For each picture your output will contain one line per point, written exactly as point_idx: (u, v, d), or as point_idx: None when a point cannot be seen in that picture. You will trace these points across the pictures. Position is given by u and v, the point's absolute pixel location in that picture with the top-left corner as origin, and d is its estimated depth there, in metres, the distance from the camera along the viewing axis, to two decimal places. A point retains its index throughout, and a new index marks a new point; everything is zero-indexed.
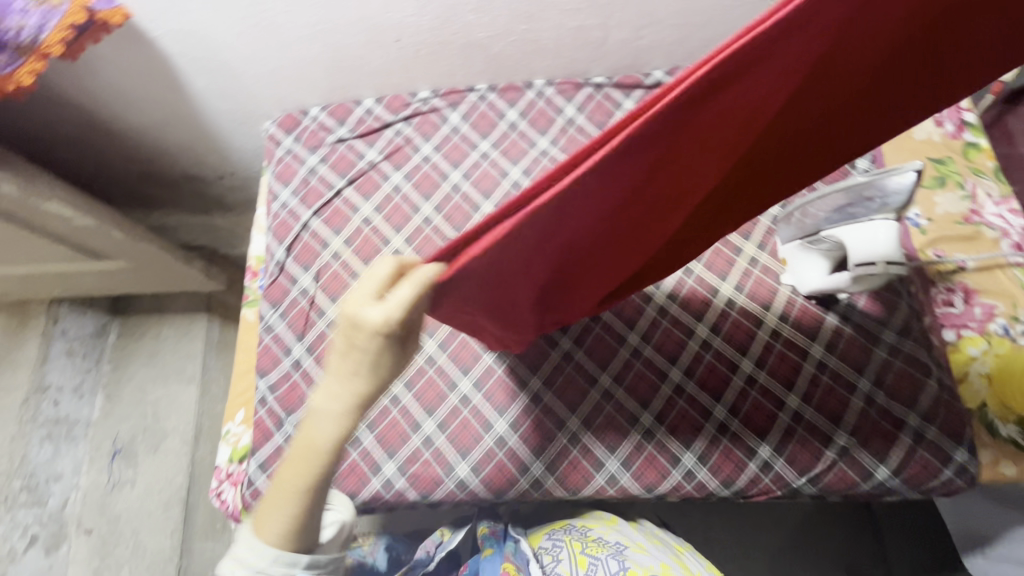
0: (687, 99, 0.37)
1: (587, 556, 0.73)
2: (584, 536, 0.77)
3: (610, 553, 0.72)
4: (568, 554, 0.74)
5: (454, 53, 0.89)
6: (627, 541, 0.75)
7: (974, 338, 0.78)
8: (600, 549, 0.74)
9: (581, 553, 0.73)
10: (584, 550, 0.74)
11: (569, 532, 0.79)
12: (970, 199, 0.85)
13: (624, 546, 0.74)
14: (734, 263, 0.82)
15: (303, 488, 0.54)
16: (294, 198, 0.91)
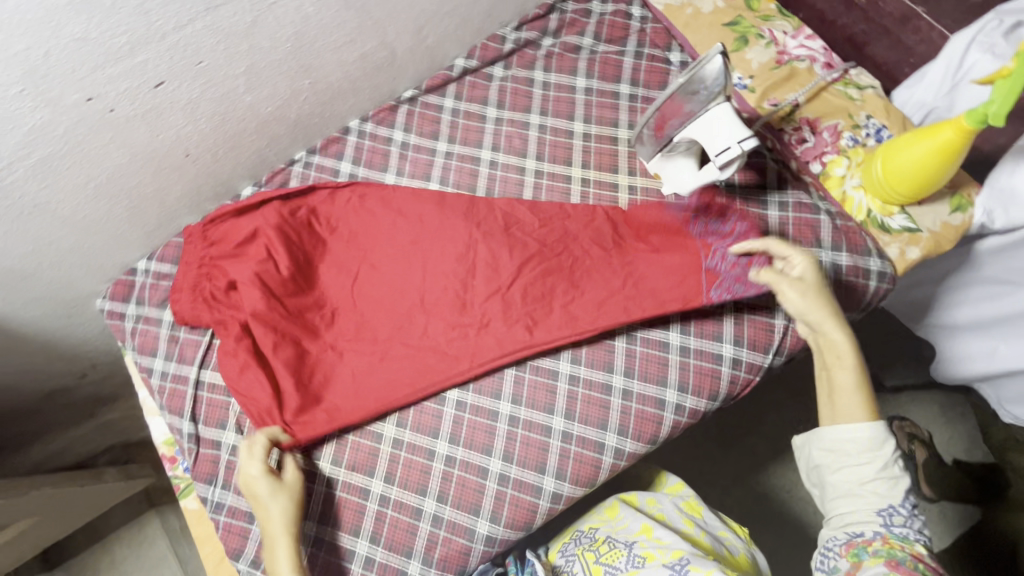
0: (413, 370, 0.77)
1: (603, 565, 0.76)
2: (594, 542, 0.80)
3: (626, 556, 0.75)
4: (582, 566, 0.78)
5: (252, 138, 0.81)
6: (636, 534, 0.77)
7: (836, 160, 0.84)
8: (616, 555, 0.76)
9: (595, 563, 0.77)
10: (598, 558, 0.77)
11: (579, 541, 0.82)
12: (773, 44, 0.91)
13: (633, 539, 0.76)
14: (617, 200, 0.84)
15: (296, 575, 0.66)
16: (171, 361, 0.82)
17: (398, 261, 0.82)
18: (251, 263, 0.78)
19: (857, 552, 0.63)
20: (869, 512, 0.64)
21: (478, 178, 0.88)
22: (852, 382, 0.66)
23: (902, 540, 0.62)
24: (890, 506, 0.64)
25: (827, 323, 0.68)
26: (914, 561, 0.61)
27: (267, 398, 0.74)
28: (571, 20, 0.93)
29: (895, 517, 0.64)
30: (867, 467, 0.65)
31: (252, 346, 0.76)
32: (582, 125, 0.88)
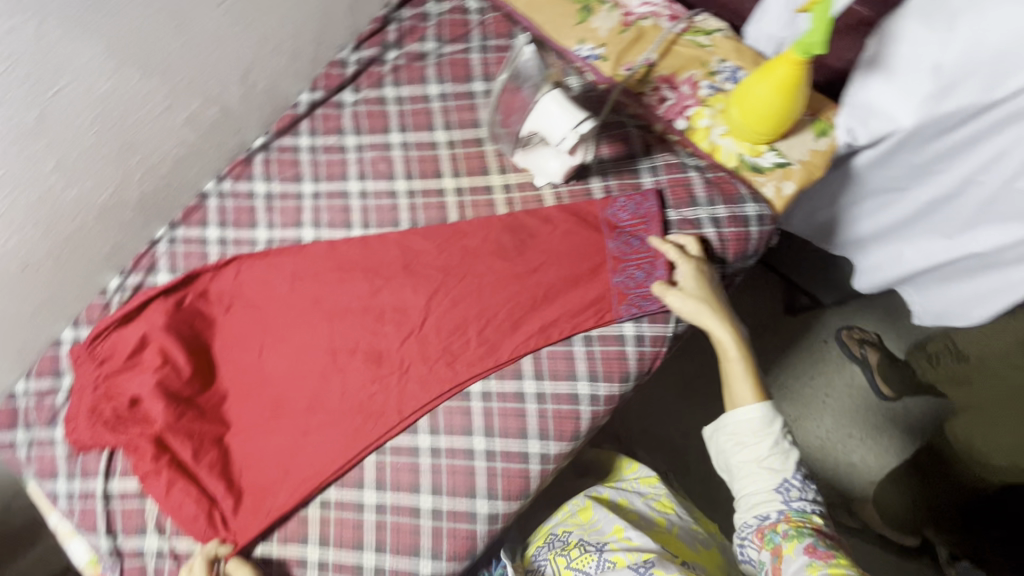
0: (340, 436, 0.75)
1: (573, 569, 0.77)
2: (566, 546, 0.81)
3: (597, 560, 0.75)
4: (554, 570, 0.80)
5: (95, 230, 0.76)
6: (608, 535, 0.78)
7: (699, 111, 0.82)
8: (586, 558, 0.76)
9: (566, 568, 0.78)
10: (568, 562, 0.78)
11: (551, 545, 0.83)
12: (617, 7, 0.89)
13: (604, 541, 0.77)
14: (494, 203, 0.82)
15: None
16: (75, 479, 0.78)
17: (303, 324, 0.80)
18: (148, 373, 0.75)
19: (771, 537, 0.67)
20: (771, 492, 0.69)
21: (350, 212, 0.84)
22: (740, 374, 0.72)
23: (801, 515, 0.68)
24: (787, 480, 0.69)
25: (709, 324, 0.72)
26: (816, 534, 0.66)
27: (197, 504, 0.72)
28: (409, 28, 0.89)
29: (791, 491, 0.69)
30: (760, 449, 0.70)
31: (171, 460, 0.74)
32: (444, 134, 0.86)
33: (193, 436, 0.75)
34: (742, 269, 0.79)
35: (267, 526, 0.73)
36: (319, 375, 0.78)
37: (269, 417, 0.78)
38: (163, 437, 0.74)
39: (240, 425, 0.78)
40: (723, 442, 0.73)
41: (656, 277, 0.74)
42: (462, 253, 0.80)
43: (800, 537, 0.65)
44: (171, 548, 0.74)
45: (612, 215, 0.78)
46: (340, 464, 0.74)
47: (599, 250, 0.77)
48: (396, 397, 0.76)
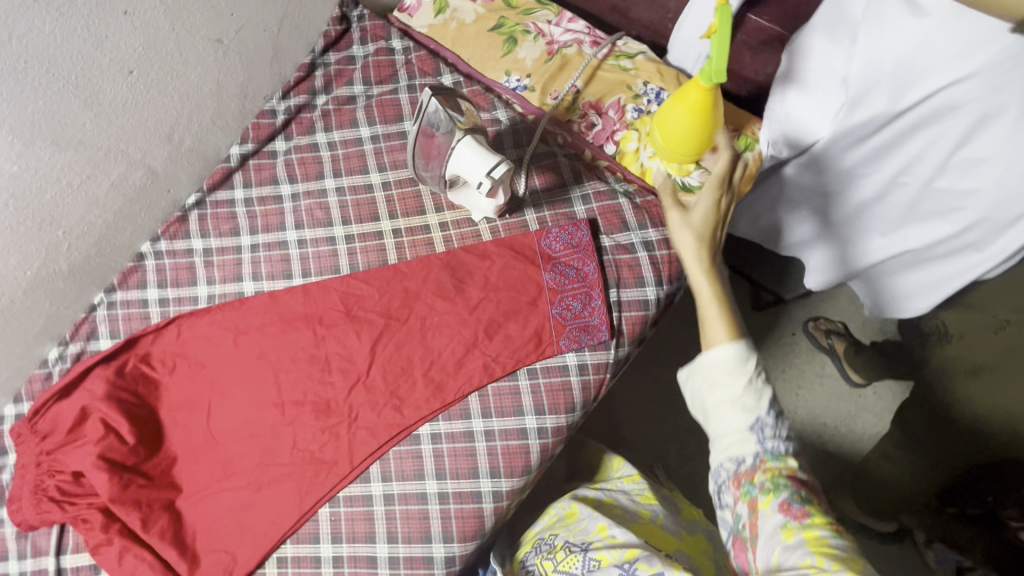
0: (293, 491, 0.75)
1: (560, 572, 0.69)
2: (552, 549, 0.72)
3: (582, 560, 0.67)
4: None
5: (25, 305, 0.75)
6: (592, 534, 0.70)
7: (626, 135, 0.84)
8: (572, 560, 0.68)
9: (554, 573, 0.69)
10: (555, 565, 0.70)
11: (539, 549, 0.75)
12: (540, 36, 0.90)
13: (589, 540, 0.69)
14: (432, 241, 0.82)
15: None
16: (25, 559, 0.76)
17: (249, 379, 0.80)
18: (91, 445, 0.74)
19: (747, 489, 0.52)
20: (741, 430, 0.53)
21: (290, 261, 0.84)
22: (716, 307, 0.56)
23: (778, 459, 0.52)
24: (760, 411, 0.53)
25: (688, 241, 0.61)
26: (796, 483, 0.51)
27: (151, 574, 0.72)
28: (336, 72, 0.89)
29: (766, 430, 0.52)
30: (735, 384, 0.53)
31: (122, 529, 0.73)
32: (377, 175, 0.86)
33: (143, 505, 0.74)
34: (681, 290, 0.79)
35: None
36: (268, 429, 0.78)
37: (221, 477, 0.77)
38: (112, 509, 0.73)
39: (191, 488, 0.77)
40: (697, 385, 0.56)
41: (593, 305, 0.75)
42: (403, 294, 0.80)
43: (778, 493, 0.51)
44: None
45: (547, 245, 0.78)
46: (294, 519, 0.74)
47: (535, 281, 0.77)
48: (346, 446, 0.76)
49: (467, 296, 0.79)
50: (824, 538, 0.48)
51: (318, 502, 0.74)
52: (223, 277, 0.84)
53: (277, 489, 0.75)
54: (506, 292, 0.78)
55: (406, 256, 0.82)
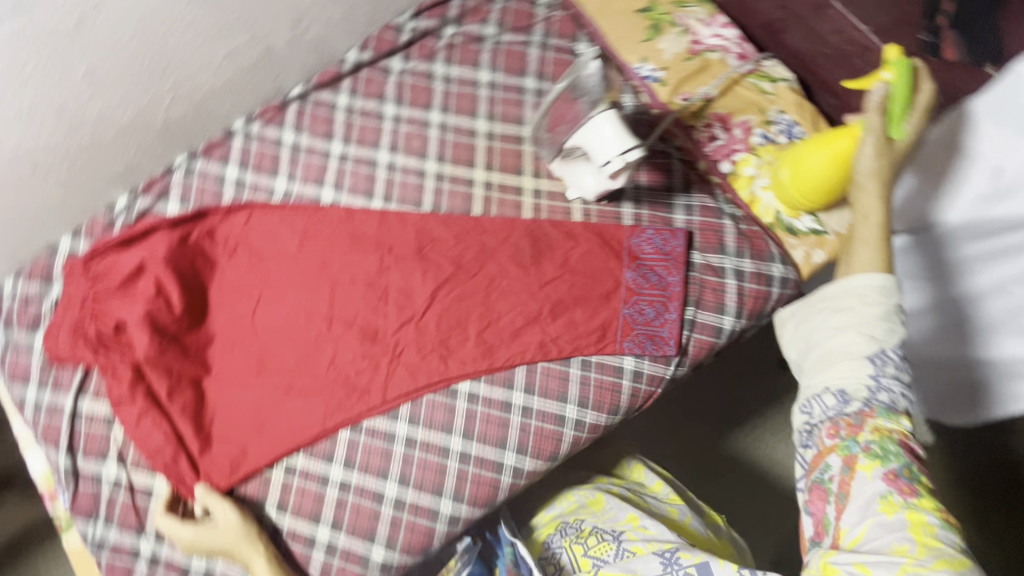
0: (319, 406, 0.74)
1: (591, 557, 0.71)
2: (580, 533, 0.74)
3: (615, 549, 0.70)
4: (569, 558, 0.73)
5: (113, 145, 0.74)
6: (623, 523, 0.73)
7: (745, 158, 0.80)
8: (605, 547, 0.71)
9: (584, 557, 0.72)
10: (585, 551, 0.72)
11: (565, 531, 0.76)
12: (687, 32, 0.86)
13: (620, 529, 0.72)
14: (521, 205, 0.80)
15: None
16: (45, 390, 0.77)
17: (303, 285, 0.78)
18: (140, 302, 0.73)
19: (848, 444, 0.54)
20: (861, 364, 0.55)
21: (375, 182, 0.82)
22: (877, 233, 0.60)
23: (888, 415, 0.54)
24: (885, 351, 0.55)
25: (884, 163, 0.62)
26: (903, 452, 0.53)
27: (165, 443, 0.72)
28: (473, 7, 0.86)
29: (886, 366, 0.55)
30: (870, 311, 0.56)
31: (148, 391, 0.73)
32: (485, 123, 0.83)
33: (173, 375, 0.73)
34: (755, 328, 0.76)
35: (231, 479, 0.72)
36: (310, 340, 0.77)
37: (252, 371, 0.76)
38: (144, 369, 0.73)
39: (220, 374, 0.76)
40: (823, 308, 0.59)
41: (666, 317, 0.73)
42: (478, 249, 0.79)
43: (886, 459, 0.52)
44: (128, 480, 0.73)
45: (636, 244, 0.76)
46: (314, 433, 0.73)
47: (615, 276, 0.75)
48: (382, 379, 0.75)
49: (543, 269, 0.77)
50: (931, 526, 0.48)
51: (342, 424, 0.73)
52: (304, 176, 0.82)
53: (305, 399, 0.75)
54: (583, 278, 0.76)
55: (492, 211, 0.80)
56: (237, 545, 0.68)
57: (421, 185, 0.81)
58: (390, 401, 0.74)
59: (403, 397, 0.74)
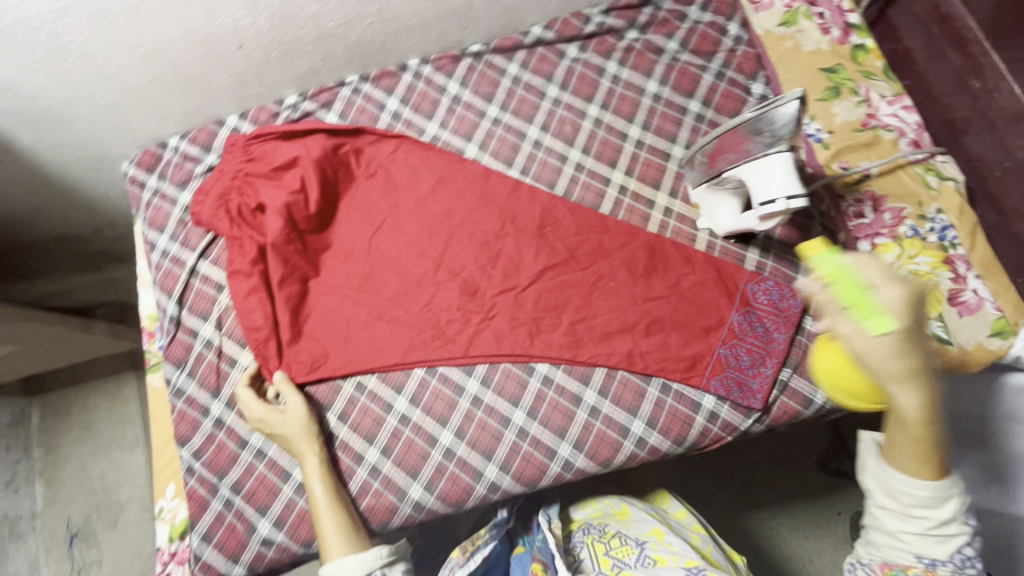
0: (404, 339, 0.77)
1: (612, 557, 0.75)
2: (603, 535, 0.79)
3: (636, 554, 0.73)
4: (591, 554, 0.78)
5: (306, 48, 0.79)
6: (647, 534, 0.76)
7: (887, 245, 0.78)
8: (626, 551, 0.74)
9: (604, 555, 0.76)
10: (607, 551, 0.76)
11: (588, 531, 0.82)
12: (865, 103, 0.84)
13: (644, 538, 0.75)
14: (649, 218, 0.81)
15: (327, 482, 0.69)
16: (174, 243, 0.84)
17: (424, 225, 0.82)
18: (284, 191, 0.78)
19: None
20: (904, 553, 0.52)
21: (518, 153, 0.85)
22: (942, 432, 0.48)
23: None
24: (935, 558, 0.51)
25: (928, 335, 0.45)
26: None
27: (262, 324, 0.76)
28: (663, 19, 0.87)
29: (941, 566, 0.51)
30: (914, 522, 0.51)
31: (263, 273, 0.78)
32: (638, 130, 0.84)
33: (289, 266, 0.78)
34: (843, 412, 0.75)
35: (306, 376, 0.76)
36: (414, 277, 0.80)
37: (354, 287, 0.80)
38: (266, 252, 0.78)
39: (326, 279, 0.81)
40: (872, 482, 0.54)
41: (761, 370, 0.73)
42: (596, 245, 0.80)
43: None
44: (219, 345, 0.79)
45: (751, 290, 0.75)
46: (392, 361, 0.76)
47: (721, 314, 0.75)
48: (469, 334, 0.77)
49: (652, 284, 0.77)
50: None
51: (420, 362, 0.76)
52: (455, 128, 0.86)
53: (394, 328, 0.78)
54: (689, 306, 0.76)
55: (618, 215, 0.81)
56: (298, 440, 0.71)
57: (560, 169, 0.84)
58: (470, 357, 0.76)
59: (483, 358, 0.76)
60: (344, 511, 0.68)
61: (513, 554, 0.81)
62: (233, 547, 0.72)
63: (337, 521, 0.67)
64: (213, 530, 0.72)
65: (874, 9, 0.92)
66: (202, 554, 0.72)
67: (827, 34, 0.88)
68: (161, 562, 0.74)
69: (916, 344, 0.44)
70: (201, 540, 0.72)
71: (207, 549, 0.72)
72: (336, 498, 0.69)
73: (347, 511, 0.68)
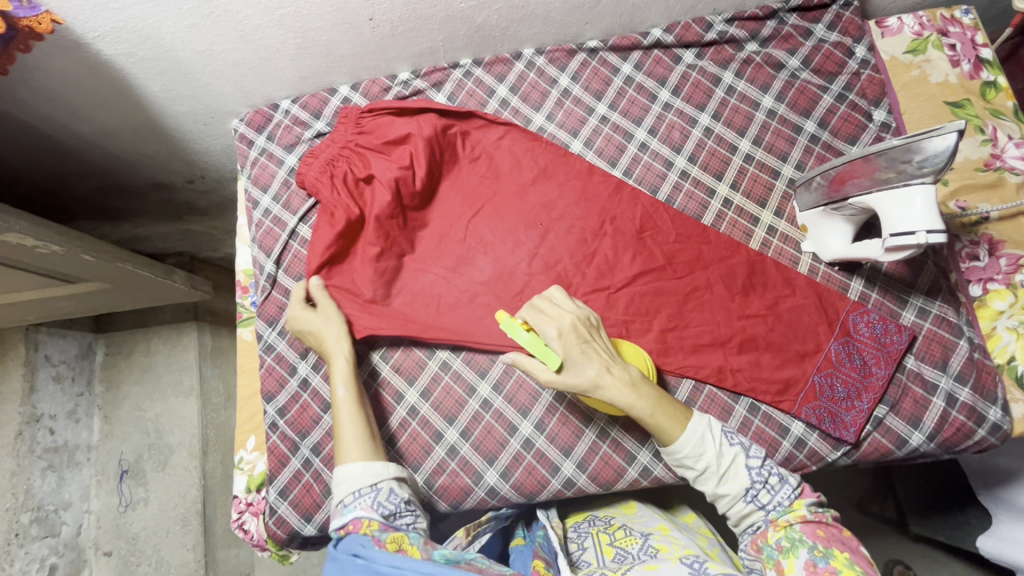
0: (493, 325, 0.78)
1: (615, 547, 0.75)
2: (610, 527, 0.80)
3: (640, 544, 0.74)
4: (594, 543, 0.77)
5: (430, 27, 0.80)
6: (652, 528, 0.77)
7: (1000, 292, 0.74)
8: (630, 541, 0.75)
9: (608, 544, 0.76)
10: (611, 541, 0.76)
11: (593, 523, 0.82)
12: (991, 143, 0.80)
13: (649, 532, 0.76)
14: (752, 235, 0.79)
15: (350, 389, 0.69)
16: (277, 203, 0.85)
17: (522, 214, 0.82)
18: (394, 166, 0.79)
19: (766, 549, 0.61)
20: (742, 506, 0.63)
21: (623, 153, 0.84)
22: (651, 396, 0.65)
23: (784, 514, 0.62)
24: (751, 491, 0.63)
25: (599, 348, 0.66)
26: (807, 535, 0.60)
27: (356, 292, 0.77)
28: (787, 33, 0.85)
29: (761, 497, 0.63)
30: (709, 478, 0.64)
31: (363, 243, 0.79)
32: (749, 145, 0.82)
33: (388, 239, 0.79)
34: (932, 457, 0.73)
35: (395, 348, 0.77)
36: (507, 264, 0.81)
37: (448, 267, 0.81)
38: (369, 222, 0.79)
39: (421, 256, 0.82)
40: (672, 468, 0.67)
41: (855, 403, 0.71)
42: (695, 254, 0.79)
43: (796, 551, 0.59)
44: None
45: (853, 321, 0.74)
46: (480, 345, 0.77)
47: (819, 341, 0.74)
48: None
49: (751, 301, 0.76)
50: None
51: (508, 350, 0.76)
52: (562, 121, 0.86)
53: (485, 314, 0.79)
54: (787, 330, 0.74)
55: (720, 228, 0.80)
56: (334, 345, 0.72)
57: (664, 174, 0.83)
58: None
59: None
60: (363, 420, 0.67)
61: (512, 544, 0.77)
62: (308, 506, 0.73)
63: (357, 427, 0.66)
64: (291, 487, 0.74)
65: (1007, 45, 0.89)
66: (278, 508, 0.74)
67: (957, 66, 0.84)
68: (237, 509, 0.78)
69: (587, 362, 0.65)
70: (278, 494, 0.74)
71: (283, 505, 0.74)
72: (355, 401, 0.68)
73: (366, 417, 0.67)
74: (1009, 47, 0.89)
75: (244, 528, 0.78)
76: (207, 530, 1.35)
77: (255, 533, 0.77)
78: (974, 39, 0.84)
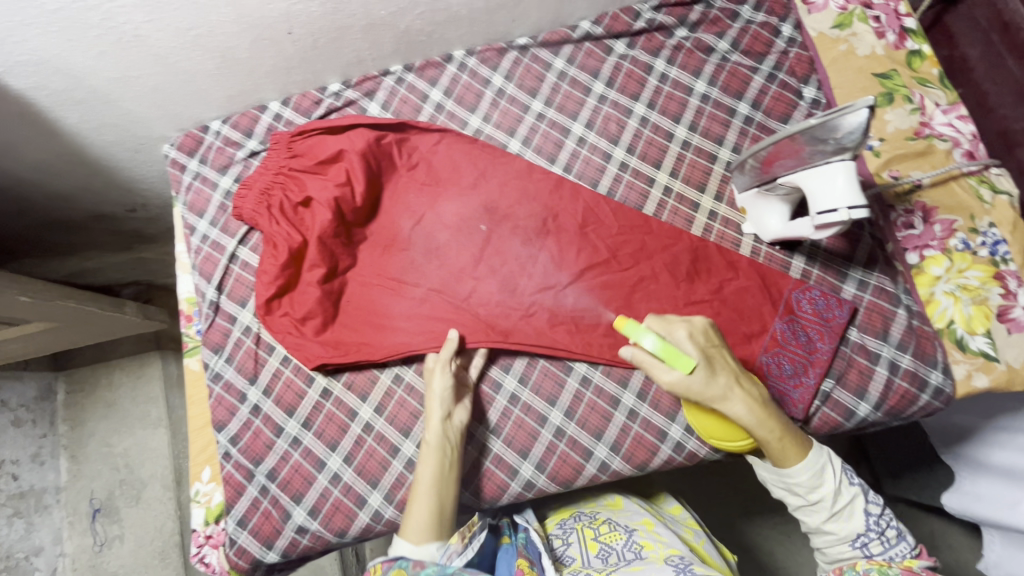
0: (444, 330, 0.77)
1: (600, 543, 0.76)
2: (594, 521, 0.80)
3: (625, 540, 0.75)
4: (578, 538, 0.78)
5: (355, 36, 0.78)
6: (637, 523, 0.77)
7: (936, 257, 0.75)
8: (615, 536, 0.76)
9: (593, 539, 0.76)
10: (596, 536, 0.77)
11: (579, 518, 0.82)
12: (919, 111, 0.80)
13: (634, 527, 0.76)
14: (693, 221, 0.80)
15: (436, 462, 0.66)
16: (214, 227, 0.84)
17: (466, 219, 0.82)
18: (330, 185, 0.78)
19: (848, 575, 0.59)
20: (844, 547, 0.64)
21: (561, 149, 0.84)
22: (779, 422, 0.65)
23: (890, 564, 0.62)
24: (860, 536, 0.63)
25: (727, 357, 0.66)
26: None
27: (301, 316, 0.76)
28: (715, 17, 0.85)
29: (871, 545, 0.63)
30: (819, 512, 0.64)
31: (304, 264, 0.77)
32: (685, 131, 0.83)
33: (330, 257, 0.78)
34: (882, 425, 0.74)
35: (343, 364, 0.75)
36: (455, 271, 0.80)
37: (394, 280, 0.80)
38: (308, 242, 0.78)
39: (366, 271, 0.80)
40: (775, 488, 0.67)
41: (803, 380, 0.72)
42: (639, 245, 0.79)
43: None
44: (257, 332, 0.79)
45: (796, 299, 0.75)
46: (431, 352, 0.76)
47: (764, 321, 0.74)
48: (508, 327, 0.77)
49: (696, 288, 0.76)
50: None
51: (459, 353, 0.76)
52: (499, 121, 0.85)
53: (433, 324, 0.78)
54: (733, 314, 0.75)
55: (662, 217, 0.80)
56: (433, 412, 0.69)
57: (603, 167, 0.83)
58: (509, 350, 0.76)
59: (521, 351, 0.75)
60: (439, 496, 0.64)
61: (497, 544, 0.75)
62: (268, 533, 0.72)
63: (429, 506, 0.63)
64: (248, 516, 0.73)
65: (930, 14, 0.91)
66: (237, 539, 0.72)
67: (883, 37, 0.83)
68: (196, 543, 0.77)
69: (719, 370, 0.64)
70: (237, 524, 0.73)
71: (242, 534, 0.73)
72: (435, 476, 0.65)
73: (440, 496, 0.64)
74: (932, 15, 0.91)
75: (205, 562, 0.77)
76: (186, 561, 1.33)
77: (216, 565, 0.76)
78: (897, 9, 0.85)
